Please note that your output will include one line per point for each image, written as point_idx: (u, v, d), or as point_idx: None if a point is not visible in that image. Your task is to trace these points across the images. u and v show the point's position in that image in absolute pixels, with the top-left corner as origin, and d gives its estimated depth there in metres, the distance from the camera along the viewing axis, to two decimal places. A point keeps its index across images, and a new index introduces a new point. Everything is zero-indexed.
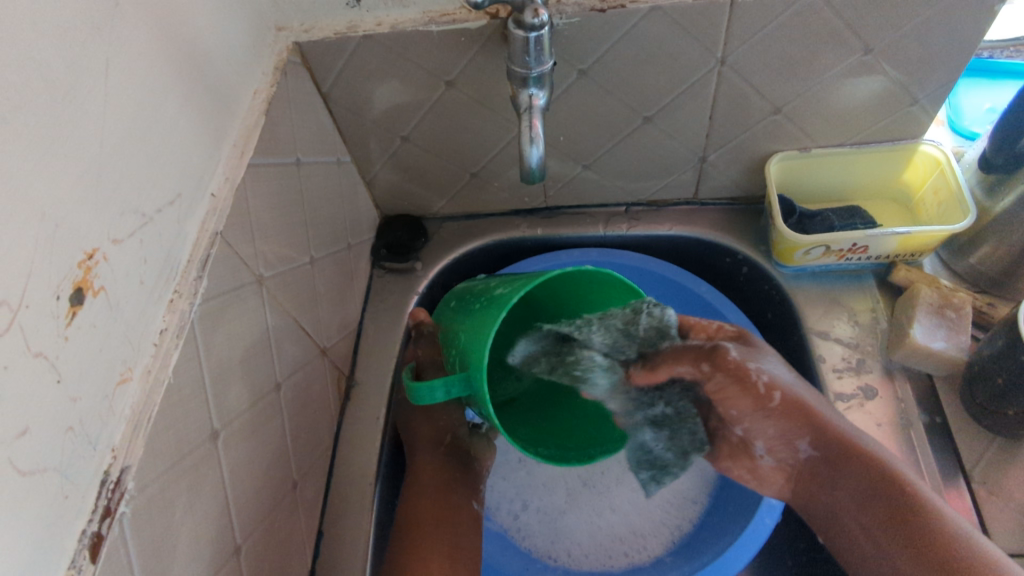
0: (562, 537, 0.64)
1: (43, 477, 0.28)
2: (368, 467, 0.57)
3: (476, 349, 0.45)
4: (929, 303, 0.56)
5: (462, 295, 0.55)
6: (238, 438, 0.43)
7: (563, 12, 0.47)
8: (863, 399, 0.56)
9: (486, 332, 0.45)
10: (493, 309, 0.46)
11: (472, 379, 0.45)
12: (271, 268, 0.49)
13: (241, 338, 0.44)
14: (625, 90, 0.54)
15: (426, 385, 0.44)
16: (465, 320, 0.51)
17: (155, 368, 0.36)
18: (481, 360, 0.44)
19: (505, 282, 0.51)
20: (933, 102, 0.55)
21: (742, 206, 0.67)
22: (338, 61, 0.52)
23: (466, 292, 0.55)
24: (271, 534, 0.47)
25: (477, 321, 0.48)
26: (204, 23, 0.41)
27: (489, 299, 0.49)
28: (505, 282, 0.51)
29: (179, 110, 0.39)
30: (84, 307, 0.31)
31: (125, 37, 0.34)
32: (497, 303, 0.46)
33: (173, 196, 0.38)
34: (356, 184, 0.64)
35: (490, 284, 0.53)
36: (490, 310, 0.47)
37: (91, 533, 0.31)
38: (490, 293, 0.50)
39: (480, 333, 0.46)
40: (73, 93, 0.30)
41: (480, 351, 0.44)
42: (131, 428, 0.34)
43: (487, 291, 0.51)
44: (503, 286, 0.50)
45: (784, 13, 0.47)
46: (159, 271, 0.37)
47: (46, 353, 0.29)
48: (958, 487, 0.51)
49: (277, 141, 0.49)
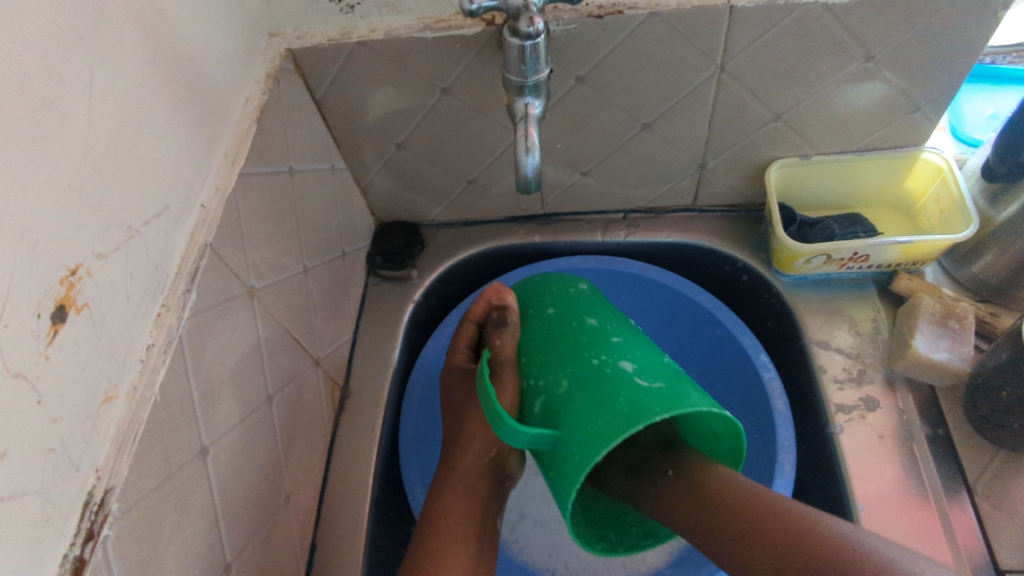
0: (558, 549, 0.63)
1: (23, 501, 0.27)
2: (362, 479, 0.56)
3: (581, 436, 0.42)
4: (932, 313, 0.55)
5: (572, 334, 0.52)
6: (228, 453, 0.42)
7: (559, 18, 0.46)
8: (865, 411, 0.55)
9: (607, 429, 0.41)
10: (622, 400, 0.42)
11: (559, 444, 0.44)
12: (263, 279, 0.48)
13: (231, 351, 0.43)
14: (623, 97, 0.53)
15: (512, 428, 0.43)
16: (575, 371, 0.47)
17: (141, 384, 0.35)
18: (585, 455, 0.41)
19: (636, 356, 0.47)
20: (935, 109, 0.54)
21: (741, 213, 0.66)
22: (332, 68, 0.51)
23: (579, 331, 0.51)
24: (262, 549, 0.46)
25: (595, 391, 0.44)
26: (194, 31, 0.40)
27: (618, 377, 0.44)
28: (635, 358, 0.47)
29: (168, 120, 0.38)
30: (66, 325, 0.30)
31: (109, 45, 0.33)
32: (628, 395, 0.42)
33: (161, 208, 0.37)
34: (351, 191, 0.63)
35: (613, 342, 0.49)
36: (616, 394, 0.43)
37: (73, 557, 0.30)
38: (617, 366, 0.46)
39: (595, 420, 0.42)
40: (55, 106, 0.30)
41: (580, 439, 0.42)
42: (117, 447, 0.33)
43: (613, 355, 0.47)
44: (637, 367, 0.46)
45: (785, 19, 0.46)
46: (146, 285, 0.36)
47: (26, 374, 0.28)
48: (961, 501, 0.50)
49: (269, 149, 0.48)
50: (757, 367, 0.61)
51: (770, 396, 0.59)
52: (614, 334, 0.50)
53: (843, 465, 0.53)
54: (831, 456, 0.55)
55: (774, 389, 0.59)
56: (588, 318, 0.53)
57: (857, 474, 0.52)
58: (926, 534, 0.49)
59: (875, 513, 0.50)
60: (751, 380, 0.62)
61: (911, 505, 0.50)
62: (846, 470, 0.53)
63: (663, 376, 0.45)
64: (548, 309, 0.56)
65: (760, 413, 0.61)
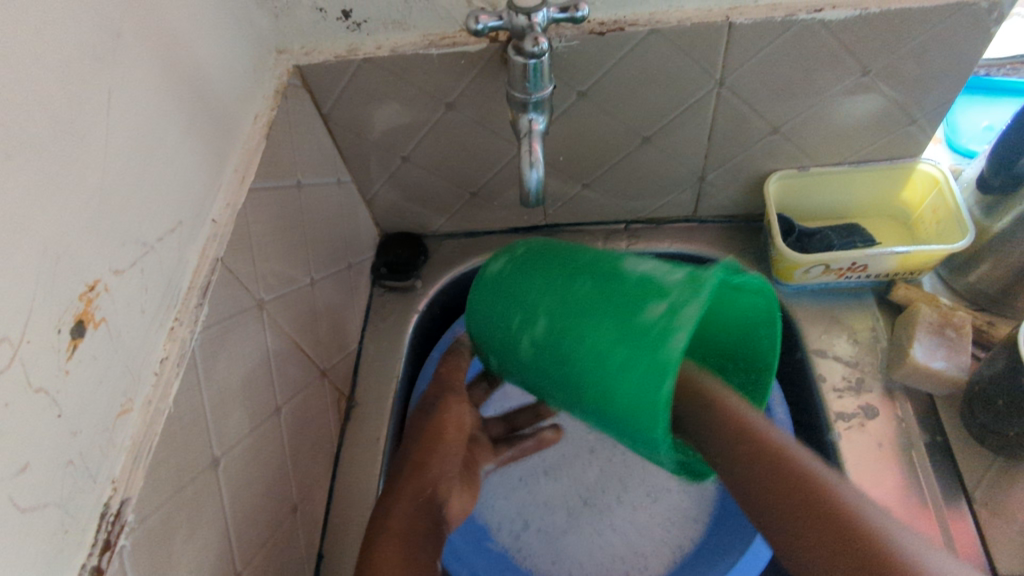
0: (562, 558, 0.63)
1: (44, 513, 0.28)
2: (368, 488, 0.57)
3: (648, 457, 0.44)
4: (929, 321, 0.56)
5: (576, 311, 0.45)
6: (238, 463, 0.43)
7: (562, 35, 0.47)
8: (864, 418, 0.56)
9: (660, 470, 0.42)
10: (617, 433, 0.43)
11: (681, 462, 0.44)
12: (272, 291, 0.49)
13: (241, 363, 0.44)
14: (624, 112, 0.54)
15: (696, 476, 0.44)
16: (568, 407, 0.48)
17: (155, 398, 0.35)
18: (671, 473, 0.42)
19: (616, 309, 0.43)
20: (930, 122, 0.55)
21: (740, 223, 0.67)
22: (339, 84, 0.52)
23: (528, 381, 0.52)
24: (270, 558, 0.47)
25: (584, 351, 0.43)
26: (206, 50, 0.41)
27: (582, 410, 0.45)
28: (623, 299, 0.43)
29: (181, 137, 0.39)
30: (85, 340, 0.31)
31: (126, 68, 0.34)
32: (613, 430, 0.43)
33: (175, 224, 0.38)
34: (356, 204, 0.64)
35: (590, 300, 0.44)
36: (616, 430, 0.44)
37: (91, 567, 0.31)
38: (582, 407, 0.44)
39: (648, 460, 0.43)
40: (75, 129, 0.31)
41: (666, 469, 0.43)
42: (132, 459, 0.34)
43: (603, 316, 0.43)
44: (616, 300, 0.43)
45: (782, 36, 0.48)
46: (160, 300, 0.37)
47: (47, 388, 0.29)
48: (959, 508, 0.51)
49: (278, 163, 0.49)
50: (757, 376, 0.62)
51: (770, 406, 0.60)
52: (582, 295, 0.45)
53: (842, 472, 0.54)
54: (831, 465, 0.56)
55: (774, 397, 0.60)
56: (569, 282, 0.46)
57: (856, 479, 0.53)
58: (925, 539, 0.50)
59: None
60: None
61: (910, 511, 0.51)
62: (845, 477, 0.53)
63: (631, 295, 0.42)
64: (514, 306, 0.49)
65: None
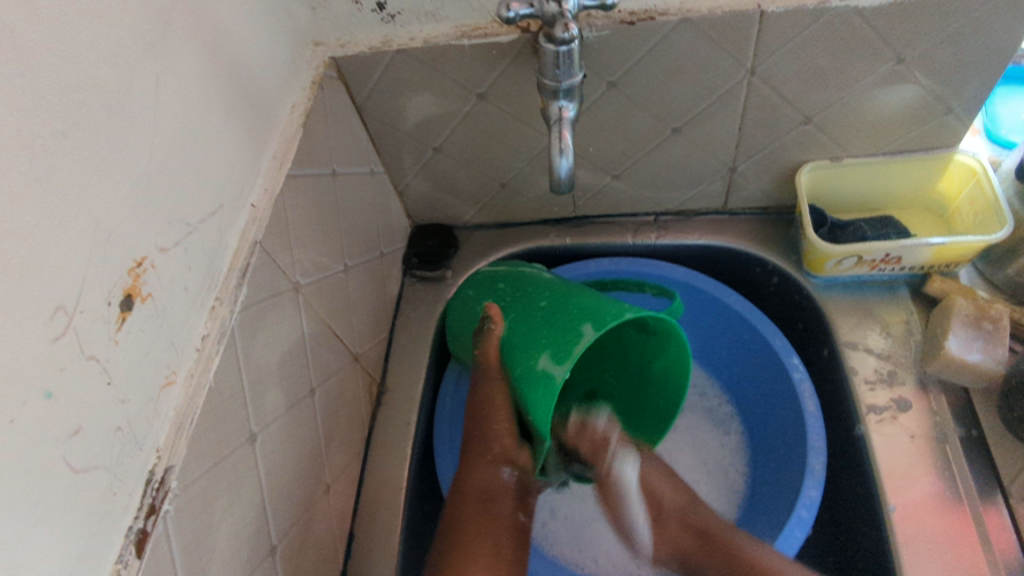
0: (587, 546, 0.64)
1: (94, 474, 0.30)
2: (397, 472, 0.58)
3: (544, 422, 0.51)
4: (965, 314, 0.55)
5: (515, 337, 0.54)
6: (275, 439, 0.45)
7: (592, 25, 0.48)
8: (896, 411, 0.55)
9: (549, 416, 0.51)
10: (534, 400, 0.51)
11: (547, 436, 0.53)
12: (308, 276, 0.50)
13: (279, 344, 0.45)
14: (654, 102, 0.54)
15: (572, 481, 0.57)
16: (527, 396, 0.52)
17: (197, 372, 0.37)
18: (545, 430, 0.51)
19: (563, 318, 0.53)
20: (968, 111, 0.54)
21: (772, 215, 0.67)
22: (373, 75, 0.53)
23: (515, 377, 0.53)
24: (304, 534, 0.48)
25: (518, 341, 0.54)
26: (246, 41, 0.42)
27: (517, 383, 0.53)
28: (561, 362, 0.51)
29: (223, 124, 0.41)
30: (133, 313, 0.32)
31: (173, 56, 0.36)
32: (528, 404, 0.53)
33: (217, 206, 0.40)
34: (388, 194, 0.65)
35: (536, 318, 0.54)
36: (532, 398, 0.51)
37: (137, 529, 0.32)
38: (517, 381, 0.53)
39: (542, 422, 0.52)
40: (125, 112, 0.32)
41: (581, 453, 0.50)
42: (175, 429, 0.35)
43: (540, 329, 0.53)
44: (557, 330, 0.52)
45: (814, 24, 0.47)
46: (201, 279, 0.38)
47: (98, 356, 0.30)
48: (995, 503, 0.50)
49: (314, 152, 0.50)
50: (787, 368, 0.61)
51: (800, 397, 0.60)
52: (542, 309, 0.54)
53: (874, 467, 0.53)
54: (862, 457, 0.55)
55: (805, 389, 0.60)
56: (540, 297, 0.55)
57: (889, 476, 0.52)
58: (957, 534, 0.49)
59: (907, 514, 0.50)
60: (781, 382, 0.63)
61: (944, 508, 0.50)
62: (878, 472, 0.53)
63: (566, 314, 0.53)
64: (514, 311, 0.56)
65: (790, 413, 0.61)
